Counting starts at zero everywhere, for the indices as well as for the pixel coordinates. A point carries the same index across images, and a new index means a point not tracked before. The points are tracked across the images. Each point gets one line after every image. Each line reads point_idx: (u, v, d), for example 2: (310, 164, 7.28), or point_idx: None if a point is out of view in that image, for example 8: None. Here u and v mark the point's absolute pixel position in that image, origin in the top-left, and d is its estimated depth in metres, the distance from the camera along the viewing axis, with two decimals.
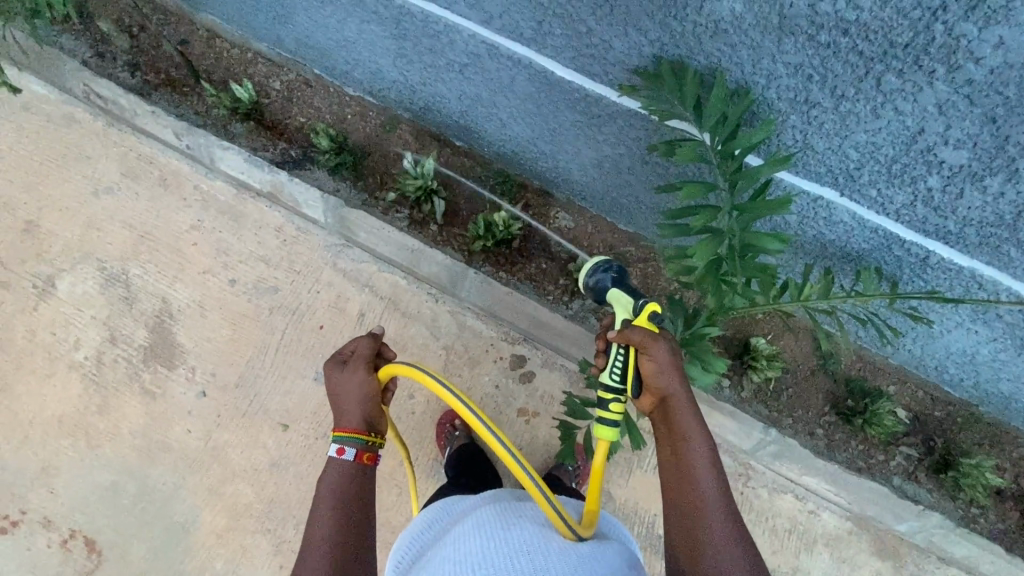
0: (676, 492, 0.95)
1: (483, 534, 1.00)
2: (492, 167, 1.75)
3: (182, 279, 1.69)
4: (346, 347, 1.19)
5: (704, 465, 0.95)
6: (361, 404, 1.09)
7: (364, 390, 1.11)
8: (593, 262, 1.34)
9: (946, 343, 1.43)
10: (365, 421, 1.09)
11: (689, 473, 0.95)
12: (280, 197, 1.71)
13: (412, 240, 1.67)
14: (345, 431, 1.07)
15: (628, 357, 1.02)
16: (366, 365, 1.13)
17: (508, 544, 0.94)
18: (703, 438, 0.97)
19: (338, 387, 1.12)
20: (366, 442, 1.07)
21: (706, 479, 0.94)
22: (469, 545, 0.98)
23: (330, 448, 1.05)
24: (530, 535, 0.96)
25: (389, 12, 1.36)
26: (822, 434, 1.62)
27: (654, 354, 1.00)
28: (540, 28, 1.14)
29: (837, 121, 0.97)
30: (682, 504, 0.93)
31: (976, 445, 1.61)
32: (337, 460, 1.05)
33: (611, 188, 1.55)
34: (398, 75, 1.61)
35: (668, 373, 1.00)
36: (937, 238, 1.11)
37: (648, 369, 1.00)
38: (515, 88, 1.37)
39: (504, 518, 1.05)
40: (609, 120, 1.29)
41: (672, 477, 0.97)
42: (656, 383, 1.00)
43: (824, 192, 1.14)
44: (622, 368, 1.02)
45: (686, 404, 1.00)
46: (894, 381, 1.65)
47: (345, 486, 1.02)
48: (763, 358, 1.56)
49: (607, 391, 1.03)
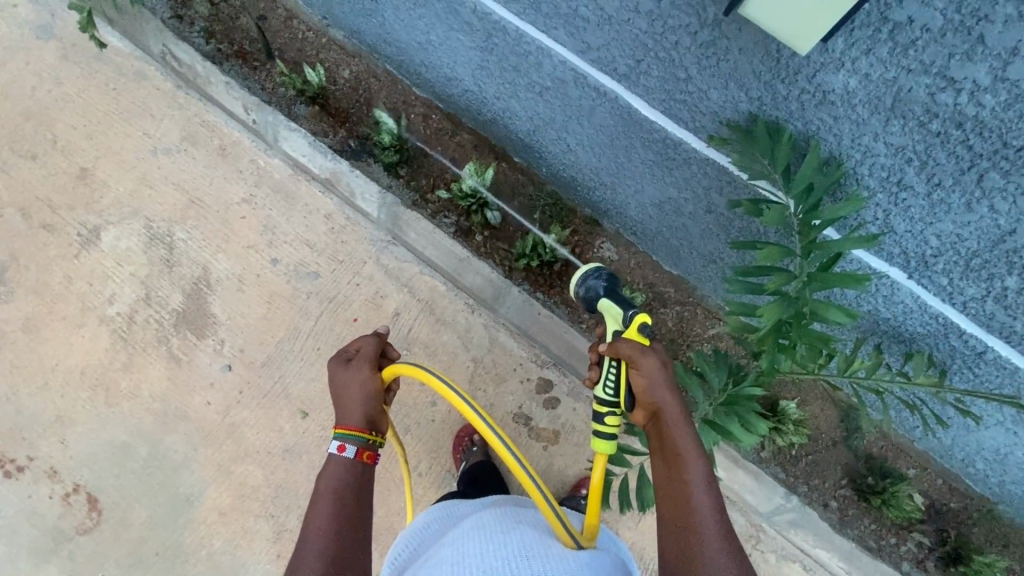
0: (669, 508, 0.92)
1: (483, 537, 0.98)
2: (546, 188, 1.77)
3: (225, 251, 1.70)
4: (351, 346, 1.18)
5: (698, 479, 0.92)
6: (364, 401, 1.09)
7: (367, 389, 1.11)
8: (584, 268, 1.24)
9: (980, 439, 1.42)
10: (366, 419, 1.08)
11: (682, 488, 0.92)
12: (337, 185, 1.72)
13: (460, 249, 1.66)
14: (346, 428, 1.06)
15: (619, 371, 1.02)
16: (369, 364, 1.13)
17: (507, 549, 0.92)
18: (694, 450, 0.95)
19: (340, 384, 1.12)
20: (366, 441, 1.05)
21: (700, 493, 0.91)
22: (467, 548, 0.95)
23: (331, 444, 1.04)
24: (530, 541, 0.94)
25: (482, 25, 1.37)
26: (836, 507, 1.60)
27: (645, 369, 0.99)
28: (637, 67, 1.15)
29: (926, 207, 0.97)
30: (674, 519, 0.91)
31: (988, 543, 1.59)
32: (337, 458, 1.03)
33: (665, 228, 1.55)
34: (473, 85, 1.62)
35: (659, 387, 0.99)
36: (1000, 336, 1.11)
37: (639, 384, 1.00)
38: (593, 119, 1.38)
39: (504, 523, 1.04)
40: (684, 164, 1.29)
41: (665, 493, 0.94)
42: (646, 396, 0.99)
43: (892, 272, 1.14)
44: (614, 384, 1.02)
45: (678, 417, 0.98)
46: (915, 465, 1.64)
47: (343, 482, 1.00)
48: (791, 422, 1.54)
49: (602, 404, 1.04)
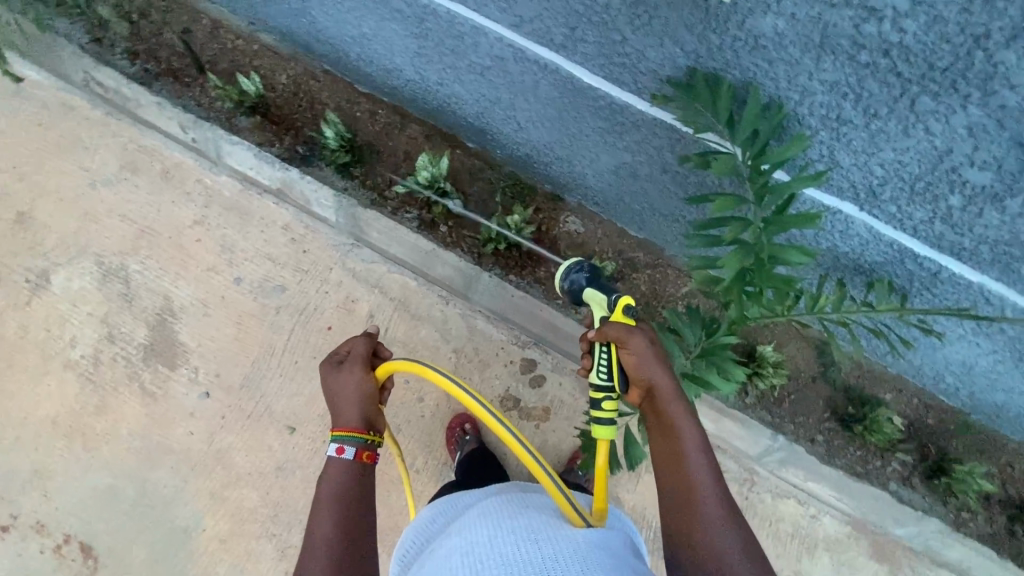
0: (670, 486, 0.93)
1: (492, 524, 0.98)
2: (504, 170, 1.76)
3: (184, 277, 1.65)
4: (343, 347, 1.16)
5: (696, 452, 0.94)
6: (360, 402, 1.07)
7: (361, 389, 1.09)
8: (565, 264, 1.21)
9: (947, 355, 1.48)
10: (364, 419, 1.06)
11: (682, 462, 0.94)
12: (289, 194, 1.68)
13: (424, 242, 1.63)
14: (344, 431, 1.04)
15: (611, 355, 1.01)
16: (363, 364, 1.11)
17: (516, 533, 0.92)
18: (689, 423, 0.97)
19: (335, 387, 1.10)
20: (365, 441, 1.03)
21: (698, 465, 0.93)
22: (476, 537, 0.95)
23: (329, 447, 1.02)
24: (539, 524, 0.94)
25: (413, 10, 1.34)
26: (822, 441, 1.64)
27: (635, 348, 0.99)
28: (572, 35, 1.14)
29: (866, 138, 0.99)
30: (676, 494, 0.92)
31: (966, 451, 1.67)
32: (336, 460, 1.01)
33: (625, 194, 1.56)
34: (414, 74, 1.60)
35: (652, 365, 0.98)
36: (951, 254, 1.15)
37: (631, 364, 0.99)
38: (538, 93, 1.37)
39: (512, 509, 1.04)
40: (633, 127, 1.29)
41: (665, 470, 0.96)
42: (641, 375, 0.99)
43: (844, 206, 1.17)
44: (607, 367, 1.01)
45: (673, 394, 0.98)
46: (891, 389, 1.70)
47: (344, 484, 0.98)
48: (769, 366, 1.58)
49: (597, 391, 1.01)
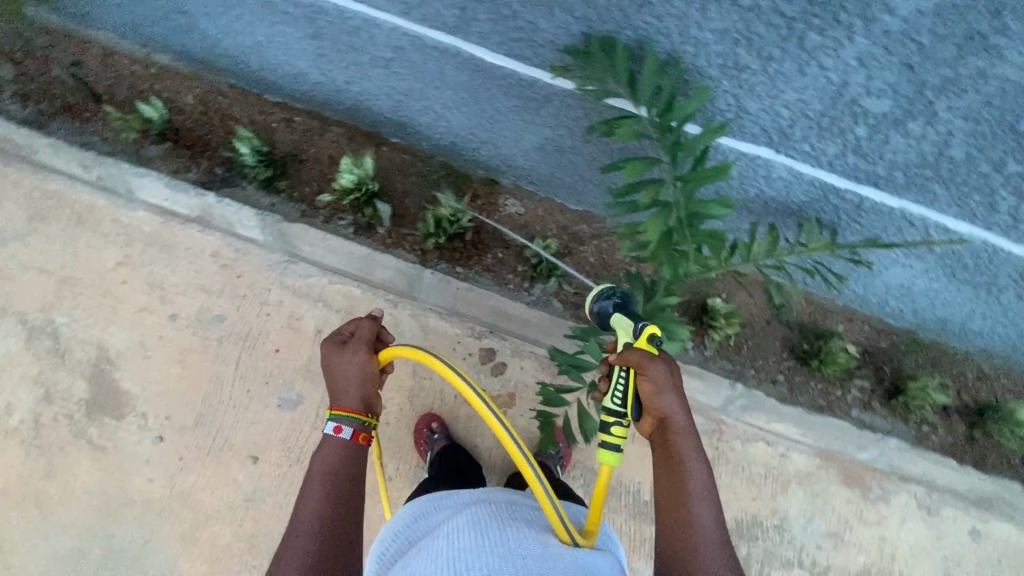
0: (669, 521, 0.93)
1: (479, 531, 0.97)
2: (435, 161, 1.70)
3: (116, 322, 1.58)
4: (347, 328, 1.15)
5: (700, 491, 0.94)
6: (361, 383, 1.07)
7: (364, 372, 1.08)
8: (597, 288, 1.16)
9: (885, 280, 1.52)
10: (363, 402, 1.06)
11: (685, 499, 0.93)
12: (210, 219, 1.62)
13: (359, 248, 1.60)
14: (343, 411, 1.04)
15: (629, 379, 0.96)
16: (367, 347, 1.10)
17: (504, 545, 0.91)
18: (697, 460, 0.96)
19: (336, 367, 1.09)
20: (362, 423, 1.04)
21: (702, 504, 0.93)
22: (462, 543, 0.95)
23: (327, 425, 1.02)
24: (527, 538, 0.93)
25: (300, 10, 1.28)
26: (784, 380, 1.68)
27: (655, 377, 0.95)
28: (463, 15, 1.10)
29: (766, 82, 0.99)
30: (675, 529, 0.92)
31: (919, 368, 1.72)
32: (333, 438, 1.02)
33: (556, 169, 1.54)
34: (320, 76, 1.53)
35: (668, 397, 0.95)
36: (869, 183, 1.16)
37: (647, 392, 0.95)
38: (446, 78, 1.32)
39: (501, 515, 1.03)
40: (546, 101, 1.26)
41: (666, 503, 0.95)
42: (657, 405, 0.96)
43: (761, 152, 1.17)
44: (623, 393, 0.95)
45: (684, 427, 0.97)
46: (842, 320, 1.74)
47: (336, 462, 0.99)
48: (721, 317, 1.62)
49: (609, 415, 0.94)
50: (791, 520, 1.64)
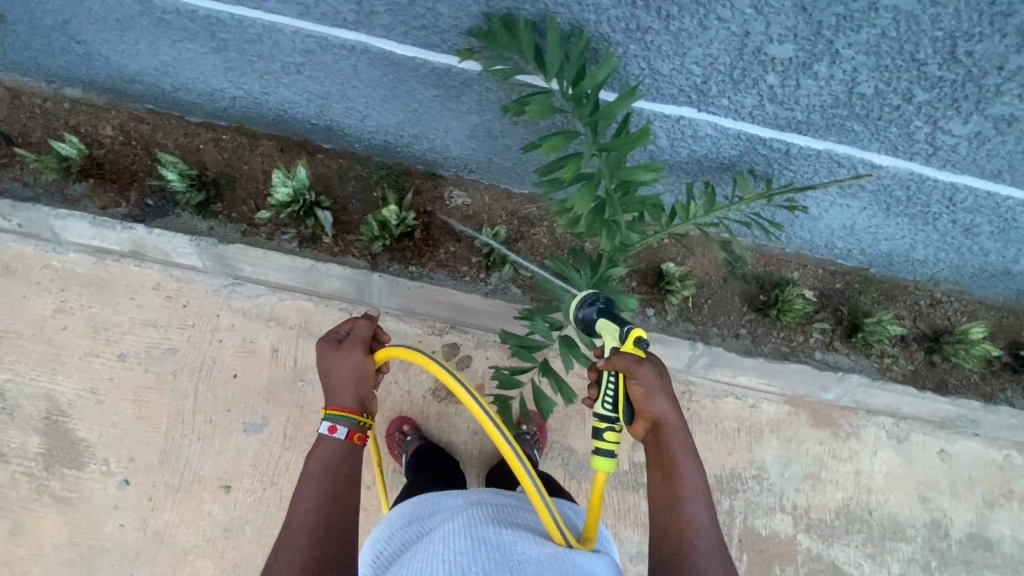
0: (664, 526, 0.93)
1: (476, 532, 0.94)
2: (373, 161, 1.65)
3: (63, 370, 1.53)
4: (341, 327, 1.09)
5: (694, 494, 0.93)
6: (358, 382, 1.02)
7: (359, 370, 1.03)
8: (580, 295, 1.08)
9: (828, 222, 1.54)
10: (358, 402, 1.01)
11: (679, 503, 0.93)
12: (146, 252, 1.57)
13: (302, 259, 1.53)
14: (338, 411, 0.99)
15: (618, 385, 0.94)
16: (364, 346, 1.05)
17: (502, 549, 0.89)
18: (691, 462, 0.95)
19: (330, 366, 1.03)
20: (357, 423, 0.99)
21: (696, 507, 0.92)
22: (459, 545, 0.92)
23: (321, 425, 0.97)
24: (526, 542, 0.91)
25: (198, 24, 1.23)
26: (746, 333, 1.66)
27: (645, 381, 0.93)
28: (361, 9, 1.08)
29: (671, 41, 0.99)
30: (670, 533, 0.92)
31: (876, 304, 1.74)
32: (327, 439, 0.96)
33: (491, 154, 1.51)
34: (237, 90, 1.48)
35: (659, 400, 0.94)
36: (792, 129, 1.17)
37: (638, 397, 0.93)
38: (361, 76, 1.29)
39: (497, 516, 1.00)
40: (466, 87, 1.24)
41: (660, 507, 0.95)
42: (648, 409, 0.94)
43: (683, 111, 1.17)
44: (613, 398, 0.95)
45: (678, 430, 0.96)
46: (797, 267, 1.74)
47: (330, 467, 0.93)
48: (677, 281, 1.61)
49: (601, 420, 0.95)
50: (768, 468, 1.68)
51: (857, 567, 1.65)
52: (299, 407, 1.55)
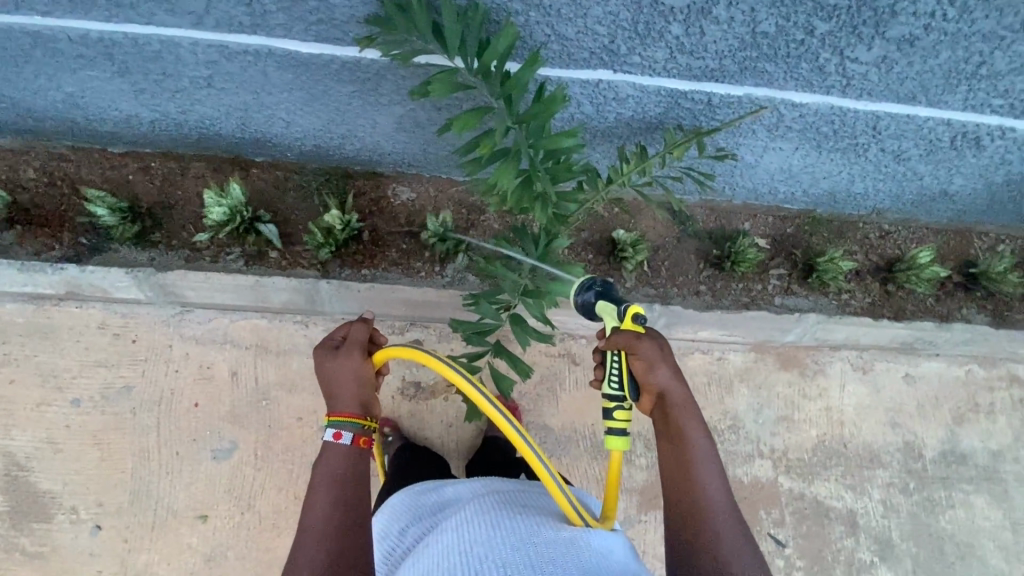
0: (680, 499, 0.92)
1: (489, 522, 0.90)
2: (309, 168, 1.60)
3: (16, 424, 1.48)
4: (338, 333, 1.08)
5: (707, 464, 0.93)
6: (358, 387, 0.99)
7: (360, 374, 1.01)
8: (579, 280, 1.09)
9: (766, 168, 1.55)
10: (362, 405, 0.98)
11: (692, 473, 0.93)
12: (85, 292, 1.52)
13: (248, 277, 1.50)
14: (342, 416, 0.96)
15: (621, 363, 0.97)
16: (362, 349, 1.03)
17: (518, 536, 0.85)
18: (701, 433, 0.96)
19: (329, 373, 1.01)
20: (362, 426, 0.96)
21: (710, 477, 0.92)
22: (471, 535, 0.88)
23: (326, 432, 0.94)
24: (541, 527, 0.87)
25: (94, 49, 1.19)
26: (706, 289, 1.68)
27: (647, 355, 0.95)
28: (255, 10, 1.05)
29: (568, 3, 0.99)
30: (687, 506, 0.91)
31: (828, 242, 1.75)
32: (334, 446, 0.93)
33: (424, 145, 1.48)
34: (153, 113, 1.43)
35: (663, 371, 0.95)
36: (708, 79, 1.17)
37: (641, 371, 0.95)
38: (274, 81, 1.26)
39: (510, 505, 0.96)
40: (381, 78, 1.22)
41: (674, 481, 0.94)
42: (652, 381, 0.96)
43: (599, 74, 1.17)
44: (618, 376, 0.97)
45: (684, 402, 0.97)
46: (747, 217, 1.75)
47: (339, 471, 0.91)
48: (629, 247, 1.60)
49: (610, 400, 0.97)
50: (742, 417, 1.70)
51: (840, 499, 1.68)
52: (267, 426, 1.53)
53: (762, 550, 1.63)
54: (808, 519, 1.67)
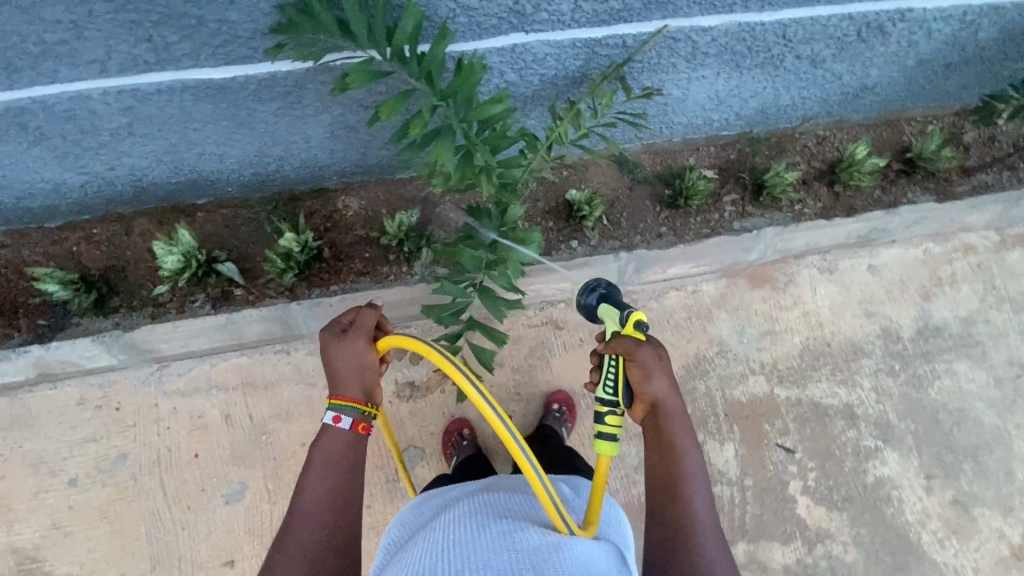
0: (665, 513, 0.93)
1: (482, 524, 0.91)
2: (255, 199, 1.59)
3: (18, 518, 1.45)
4: (345, 316, 1.04)
5: (695, 480, 0.94)
6: (361, 373, 0.98)
7: (364, 360, 0.99)
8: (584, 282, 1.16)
9: (695, 99, 1.60)
10: (364, 391, 0.98)
11: (680, 488, 0.93)
12: (57, 371, 1.49)
13: (218, 317, 1.47)
14: (342, 399, 0.95)
15: (618, 367, 0.98)
16: (368, 337, 1.00)
17: (507, 541, 0.85)
18: (692, 446, 0.96)
19: (333, 357, 0.98)
20: (363, 413, 0.95)
21: (696, 493, 0.93)
22: (463, 537, 0.89)
23: (326, 415, 0.94)
24: (530, 533, 0.86)
25: (4, 121, 1.17)
26: (667, 230, 1.68)
27: (643, 363, 0.95)
28: (159, 45, 1.05)
29: None
30: (672, 521, 0.92)
31: (772, 157, 1.81)
32: (333, 429, 0.94)
33: (362, 148, 1.49)
34: (81, 177, 1.41)
35: (658, 380, 0.96)
36: (617, 21, 1.21)
37: (637, 379, 0.96)
38: (197, 116, 1.25)
39: (507, 508, 0.96)
40: (301, 89, 1.22)
41: (661, 493, 0.95)
42: (647, 390, 0.96)
43: (513, 39, 1.19)
44: (614, 382, 0.98)
45: (677, 414, 0.97)
46: (691, 152, 1.80)
47: (337, 454, 0.92)
48: (586, 205, 1.61)
49: (602, 405, 0.98)
50: (728, 341, 1.76)
51: (835, 396, 1.75)
52: (271, 459, 1.52)
53: (773, 461, 1.69)
54: (810, 422, 1.73)
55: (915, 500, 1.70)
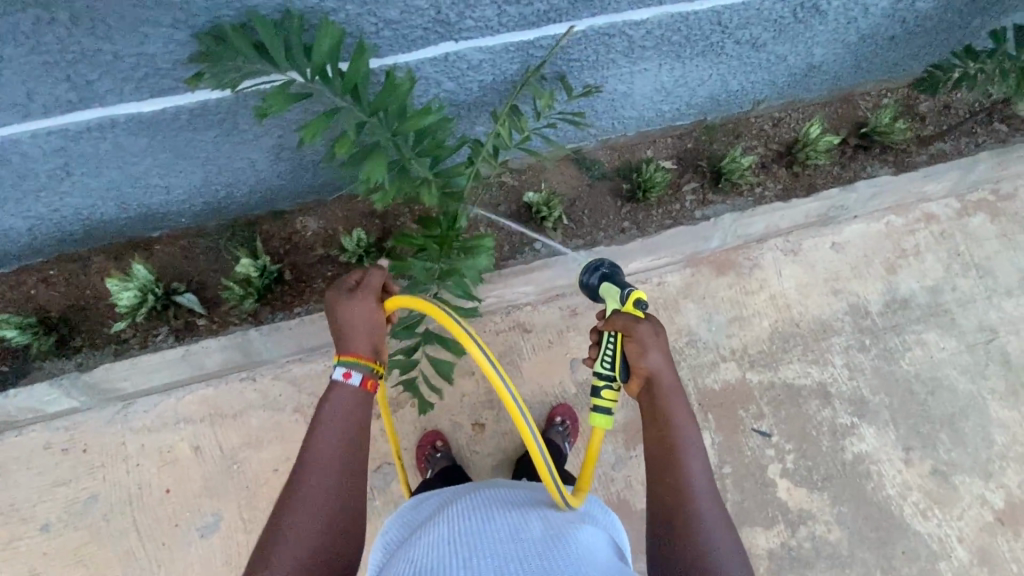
0: (664, 486, 0.92)
1: (485, 520, 0.89)
2: (209, 227, 1.58)
3: None
4: (352, 275, 1.04)
5: (693, 456, 0.93)
6: (370, 331, 0.98)
7: (373, 319, 0.99)
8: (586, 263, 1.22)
9: (642, 92, 1.60)
10: (373, 348, 0.98)
11: (679, 462, 0.92)
12: (20, 417, 1.47)
13: (180, 349, 1.47)
14: (353, 356, 0.96)
15: (617, 343, 0.98)
16: (376, 298, 1.00)
17: (514, 535, 0.84)
18: (690, 423, 0.96)
19: (342, 313, 0.98)
20: (372, 370, 0.96)
21: (695, 467, 0.92)
22: (466, 531, 0.87)
23: (336, 370, 0.94)
24: (536, 527, 0.86)
25: None
26: (630, 224, 1.70)
27: (642, 338, 0.96)
28: (80, 83, 1.04)
29: None
30: (670, 495, 0.91)
31: (727, 144, 1.81)
32: (343, 385, 0.94)
33: (310, 168, 1.48)
34: (27, 220, 1.39)
35: (656, 355, 0.95)
36: (547, 22, 1.21)
37: (634, 354, 0.96)
38: (133, 151, 1.24)
39: (507, 506, 0.95)
40: (235, 115, 1.21)
41: (659, 467, 0.94)
42: (643, 365, 0.96)
43: (443, 48, 1.19)
44: (612, 357, 0.98)
45: (675, 390, 0.97)
46: (646, 145, 1.80)
47: (345, 419, 0.92)
48: (543, 206, 1.61)
49: (599, 379, 0.97)
50: (697, 330, 1.76)
51: (808, 376, 1.75)
52: (245, 488, 1.51)
53: (751, 446, 1.69)
54: (785, 404, 1.73)
55: (895, 473, 1.70)
